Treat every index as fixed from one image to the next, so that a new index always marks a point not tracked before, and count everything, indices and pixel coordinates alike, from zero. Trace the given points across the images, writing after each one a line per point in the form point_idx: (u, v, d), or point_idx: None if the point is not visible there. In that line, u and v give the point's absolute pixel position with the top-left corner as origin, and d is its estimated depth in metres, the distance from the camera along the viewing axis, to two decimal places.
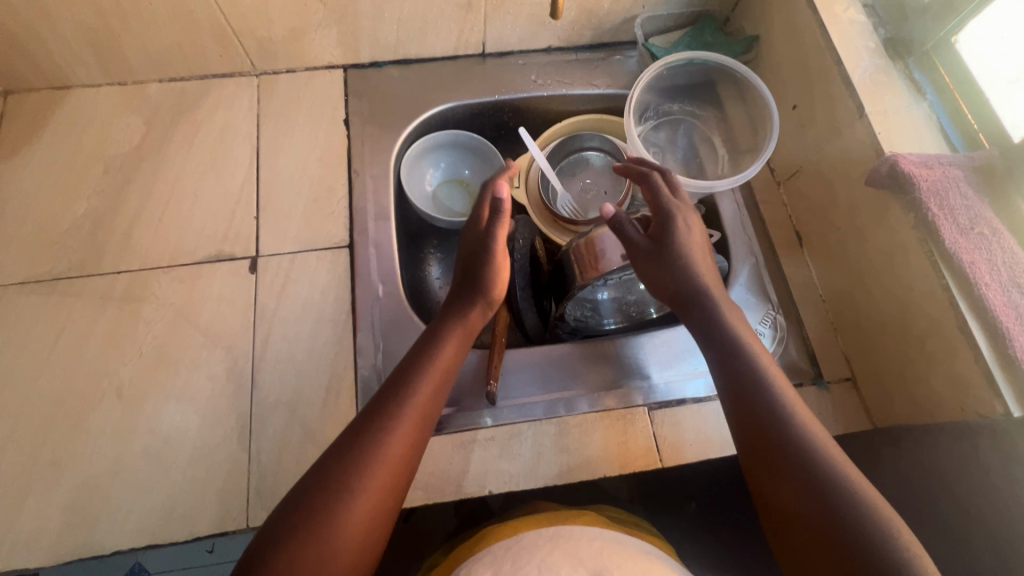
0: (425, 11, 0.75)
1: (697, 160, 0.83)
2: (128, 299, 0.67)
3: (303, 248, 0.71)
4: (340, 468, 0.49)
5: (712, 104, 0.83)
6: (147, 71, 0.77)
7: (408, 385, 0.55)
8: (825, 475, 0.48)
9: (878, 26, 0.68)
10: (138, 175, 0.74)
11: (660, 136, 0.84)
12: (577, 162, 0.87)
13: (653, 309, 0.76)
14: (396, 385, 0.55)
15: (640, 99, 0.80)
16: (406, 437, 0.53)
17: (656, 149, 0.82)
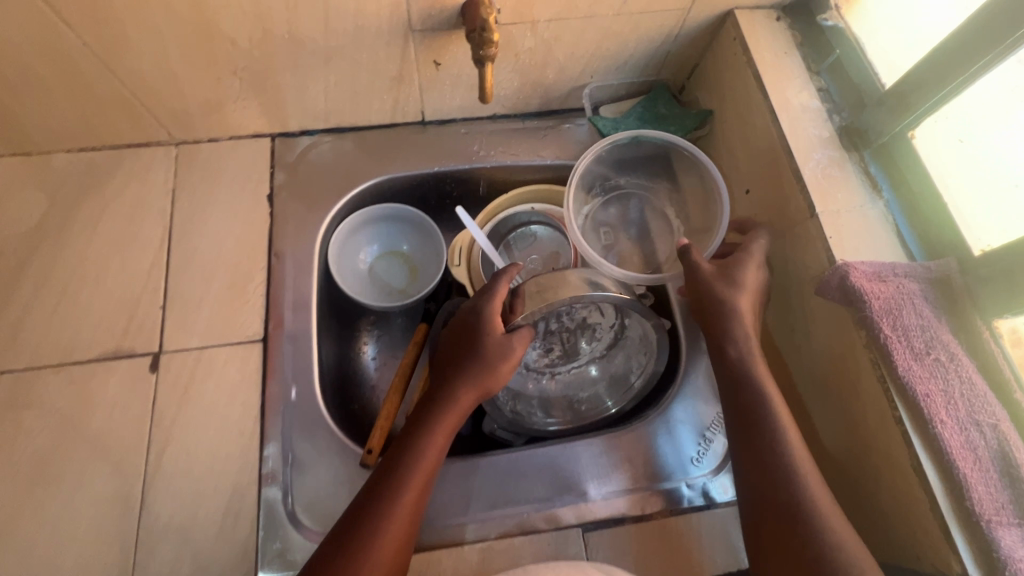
0: (354, 82, 0.69)
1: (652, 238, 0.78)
2: (9, 405, 0.60)
3: (211, 344, 0.65)
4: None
5: (666, 176, 0.78)
6: (53, 142, 0.71)
7: (396, 489, 0.51)
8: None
9: (833, 113, 0.63)
10: (36, 260, 0.67)
11: (611, 213, 0.79)
12: (524, 235, 0.81)
13: (610, 404, 0.70)
14: (387, 489, 0.51)
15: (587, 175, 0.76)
16: (394, 549, 0.50)
17: (607, 229, 0.78)
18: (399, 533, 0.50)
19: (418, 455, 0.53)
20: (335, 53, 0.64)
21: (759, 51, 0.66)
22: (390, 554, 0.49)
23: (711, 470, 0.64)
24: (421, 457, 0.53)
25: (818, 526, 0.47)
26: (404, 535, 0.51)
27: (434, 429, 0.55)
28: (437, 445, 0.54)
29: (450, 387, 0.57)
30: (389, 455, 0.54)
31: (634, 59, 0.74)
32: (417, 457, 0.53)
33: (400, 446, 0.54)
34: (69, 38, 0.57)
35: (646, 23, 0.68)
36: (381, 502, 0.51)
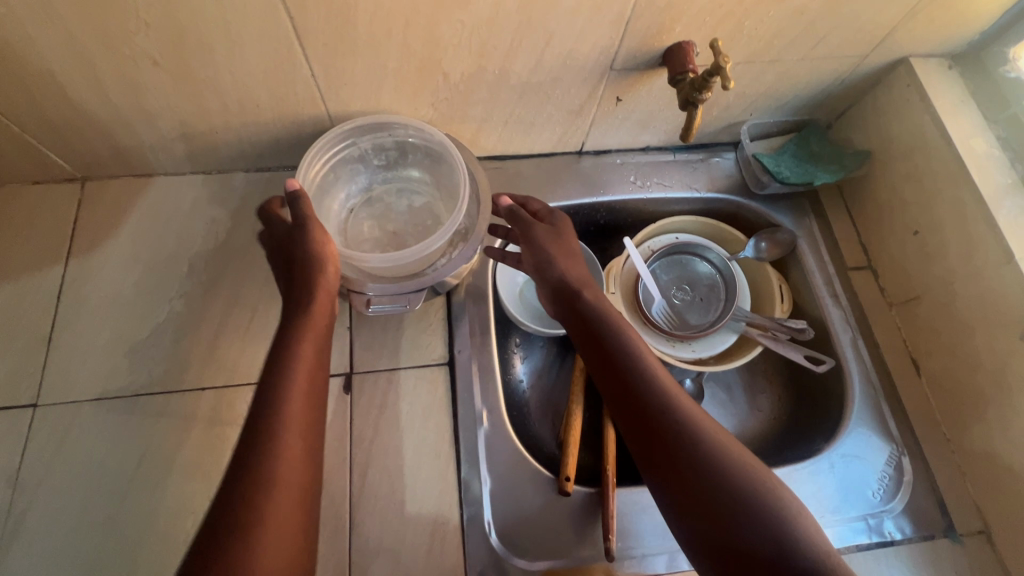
0: (535, 114, 0.72)
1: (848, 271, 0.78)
2: (215, 421, 0.61)
3: (400, 366, 0.66)
4: (229, 559, 0.39)
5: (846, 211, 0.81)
6: (235, 162, 0.73)
7: (278, 437, 0.45)
8: (753, 512, 0.45)
9: (1015, 161, 0.66)
10: (223, 276, 0.69)
11: (813, 243, 0.80)
12: (673, 265, 0.82)
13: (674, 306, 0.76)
14: (261, 438, 0.45)
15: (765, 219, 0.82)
16: (296, 491, 0.44)
17: (811, 255, 0.79)
18: (294, 484, 0.44)
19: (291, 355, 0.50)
20: (532, 88, 0.67)
21: (937, 98, 0.68)
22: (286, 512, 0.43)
23: (892, 506, 0.65)
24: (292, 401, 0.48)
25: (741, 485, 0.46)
26: (299, 487, 0.45)
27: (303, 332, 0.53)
28: (302, 391, 0.49)
29: (300, 287, 0.55)
30: (257, 401, 0.48)
31: (796, 99, 0.76)
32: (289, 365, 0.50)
33: (261, 392, 0.48)
34: (301, 69, 0.59)
35: (824, 67, 0.70)
36: (274, 440, 0.45)
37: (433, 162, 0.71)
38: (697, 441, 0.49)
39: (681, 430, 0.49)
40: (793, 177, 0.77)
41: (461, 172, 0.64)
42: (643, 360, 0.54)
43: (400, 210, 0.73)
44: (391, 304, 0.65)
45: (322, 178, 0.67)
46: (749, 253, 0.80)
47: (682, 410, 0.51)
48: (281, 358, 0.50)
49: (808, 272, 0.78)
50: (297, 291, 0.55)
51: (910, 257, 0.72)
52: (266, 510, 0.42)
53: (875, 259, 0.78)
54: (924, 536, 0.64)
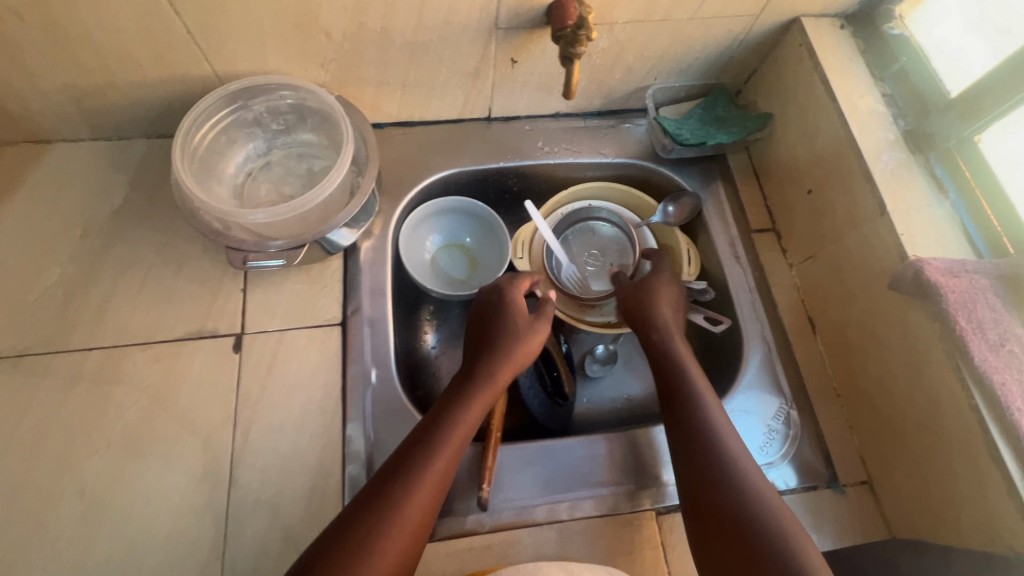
0: (431, 77, 0.72)
1: (752, 233, 0.78)
2: (100, 380, 0.62)
3: (291, 326, 0.67)
4: (360, 530, 0.46)
5: (754, 175, 0.82)
6: (133, 128, 0.73)
7: (435, 444, 0.53)
8: (782, 548, 0.48)
9: (898, 117, 0.66)
10: (118, 240, 0.69)
11: (720, 206, 0.80)
12: (584, 232, 0.84)
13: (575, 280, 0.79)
14: (420, 448, 0.53)
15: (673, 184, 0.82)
16: (435, 487, 0.51)
17: (716, 218, 0.79)
18: (432, 488, 0.51)
19: (471, 393, 0.59)
20: (421, 49, 0.67)
21: (826, 56, 0.69)
22: (416, 517, 0.49)
23: (778, 457, 0.66)
24: (465, 411, 0.57)
25: (754, 489, 0.52)
26: (436, 492, 0.51)
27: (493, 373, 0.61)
28: (472, 416, 0.57)
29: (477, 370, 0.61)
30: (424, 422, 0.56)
31: (698, 62, 0.77)
32: (462, 411, 0.57)
33: (439, 414, 0.57)
34: (174, 25, 0.58)
35: (717, 26, 0.70)
36: (433, 446, 0.53)
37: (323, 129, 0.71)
38: (736, 470, 0.54)
39: (719, 471, 0.54)
40: (692, 140, 0.77)
41: (349, 137, 0.65)
42: (705, 402, 0.59)
43: (296, 173, 0.73)
44: (269, 261, 0.67)
45: (213, 141, 0.68)
46: (657, 219, 0.80)
47: (731, 446, 0.56)
48: (480, 377, 0.61)
49: (712, 235, 0.79)
50: (495, 337, 0.64)
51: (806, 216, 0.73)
52: (399, 506, 0.48)
53: (778, 221, 0.78)
54: (808, 487, 0.65)
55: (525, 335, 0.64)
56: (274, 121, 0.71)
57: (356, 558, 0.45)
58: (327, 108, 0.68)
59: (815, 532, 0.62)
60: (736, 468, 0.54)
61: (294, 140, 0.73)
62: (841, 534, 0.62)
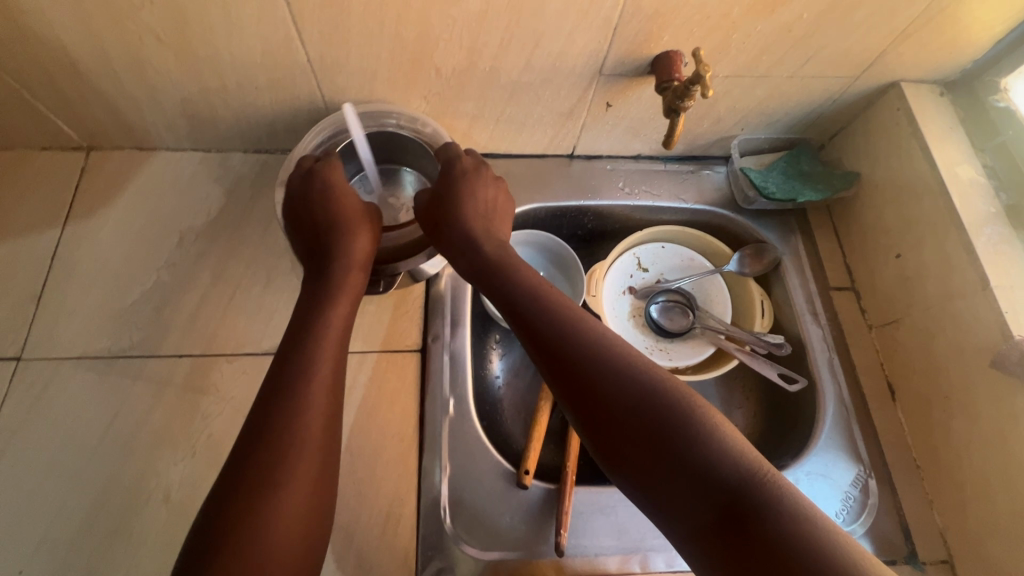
0: (526, 115, 0.73)
1: (830, 290, 0.78)
2: (189, 388, 0.63)
3: (373, 349, 0.68)
4: (247, 517, 0.42)
5: (832, 231, 0.81)
6: (234, 143, 0.75)
7: (314, 347, 0.53)
8: (721, 470, 0.40)
9: (999, 191, 0.65)
10: (212, 250, 0.71)
11: (797, 261, 0.79)
12: (628, 274, 0.84)
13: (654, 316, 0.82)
14: (297, 351, 0.52)
15: (747, 234, 0.83)
16: (329, 392, 0.51)
17: (795, 272, 0.79)
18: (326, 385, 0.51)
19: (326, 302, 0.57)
20: (522, 88, 0.68)
21: (926, 123, 0.68)
22: (320, 417, 0.49)
23: (856, 527, 0.64)
24: (334, 310, 0.57)
25: (687, 414, 0.43)
26: (332, 392, 0.51)
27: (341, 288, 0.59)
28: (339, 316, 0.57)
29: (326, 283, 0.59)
30: (296, 328, 0.55)
31: (787, 117, 0.77)
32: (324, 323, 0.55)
33: (307, 316, 0.56)
34: (299, 54, 0.61)
35: (814, 85, 0.71)
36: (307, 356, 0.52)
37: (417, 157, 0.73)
38: (654, 396, 0.44)
39: (640, 409, 0.44)
40: (778, 194, 0.77)
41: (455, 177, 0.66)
42: (592, 328, 0.50)
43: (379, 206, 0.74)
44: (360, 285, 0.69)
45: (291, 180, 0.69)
46: (731, 267, 0.81)
47: (636, 375, 0.46)
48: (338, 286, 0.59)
49: (791, 288, 0.78)
50: (331, 246, 0.62)
51: (891, 279, 0.72)
52: (298, 417, 0.48)
53: (858, 280, 0.77)
54: (885, 560, 0.63)
55: (363, 230, 0.64)
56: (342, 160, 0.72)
57: (270, 471, 0.45)
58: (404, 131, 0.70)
59: None
60: (661, 402, 0.44)
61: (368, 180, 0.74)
62: None
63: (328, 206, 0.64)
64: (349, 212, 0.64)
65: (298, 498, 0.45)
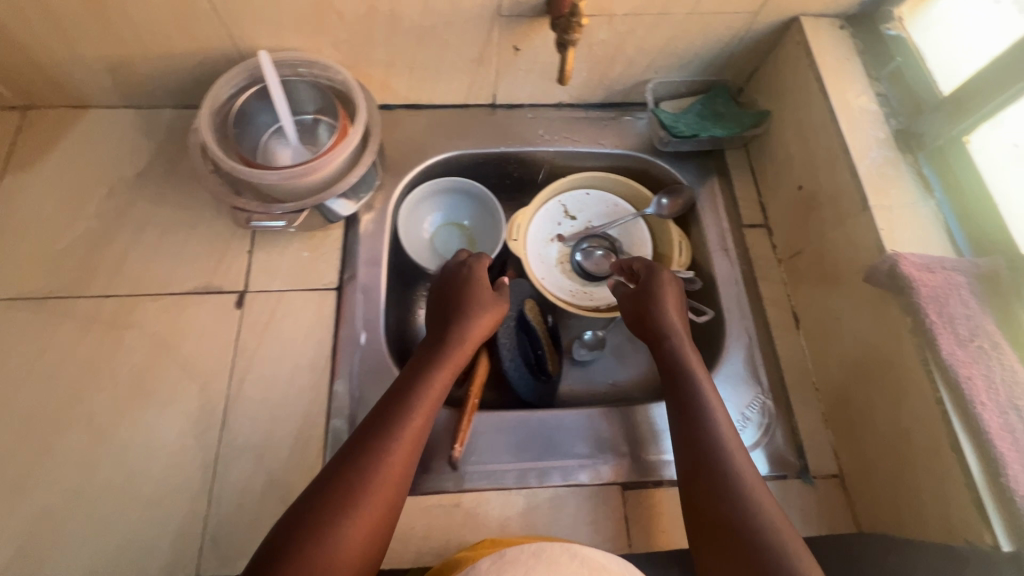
0: (438, 62, 0.76)
1: (744, 228, 0.80)
2: (114, 324, 0.67)
3: (291, 288, 0.71)
4: (322, 519, 0.46)
5: (749, 171, 0.83)
6: (162, 98, 0.78)
7: (415, 399, 0.56)
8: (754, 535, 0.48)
9: (891, 116, 0.66)
10: (140, 199, 0.74)
11: (712, 202, 0.81)
12: (553, 221, 0.87)
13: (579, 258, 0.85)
14: (406, 396, 0.56)
15: (665, 177, 0.85)
16: (409, 448, 0.53)
17: (710, 211, 0.81)
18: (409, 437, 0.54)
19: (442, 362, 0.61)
20: (426, 33, 0.70)
21: (822, 55, 0.70)
22: (400, 465, 0.52)
23: (750, 444, 0.67)
24: (435, 377, 0.60)
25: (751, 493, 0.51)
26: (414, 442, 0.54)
27: (445, 360, 0.61)
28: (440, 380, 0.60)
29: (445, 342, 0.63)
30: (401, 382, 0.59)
31: (698, 58, 0.78)
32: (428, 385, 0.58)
33: (414, 374, 0.60)
34: (201, 2, 0.64)
35: (716, 22, 0.72)
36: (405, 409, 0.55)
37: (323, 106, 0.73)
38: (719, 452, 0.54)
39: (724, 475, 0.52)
40: (690, 133, 0.79)
41: (362, 118, 0.69)
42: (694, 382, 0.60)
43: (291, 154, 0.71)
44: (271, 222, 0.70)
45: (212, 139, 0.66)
46: (651, 211, 0.81)
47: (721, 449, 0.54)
48: (450, 346, 0.63)
49: (705, 227, 0.80)
50: (461, 312, 0.66)
51: (797, 212, 0.74)
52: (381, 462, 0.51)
53: (771, 217, 0.79)
54: (777, 475, 0.65)
55: (479, 294, 0.68)
56: (246, 116, 0.70)
57: (353, 493, 0.49)
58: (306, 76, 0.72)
59: None
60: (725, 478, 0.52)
61: (274, 128, 0.72)
62: (807, 522, 0.63)
63: (467, 276, 0.69)
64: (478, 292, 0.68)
65: (367, 531, 0.48)
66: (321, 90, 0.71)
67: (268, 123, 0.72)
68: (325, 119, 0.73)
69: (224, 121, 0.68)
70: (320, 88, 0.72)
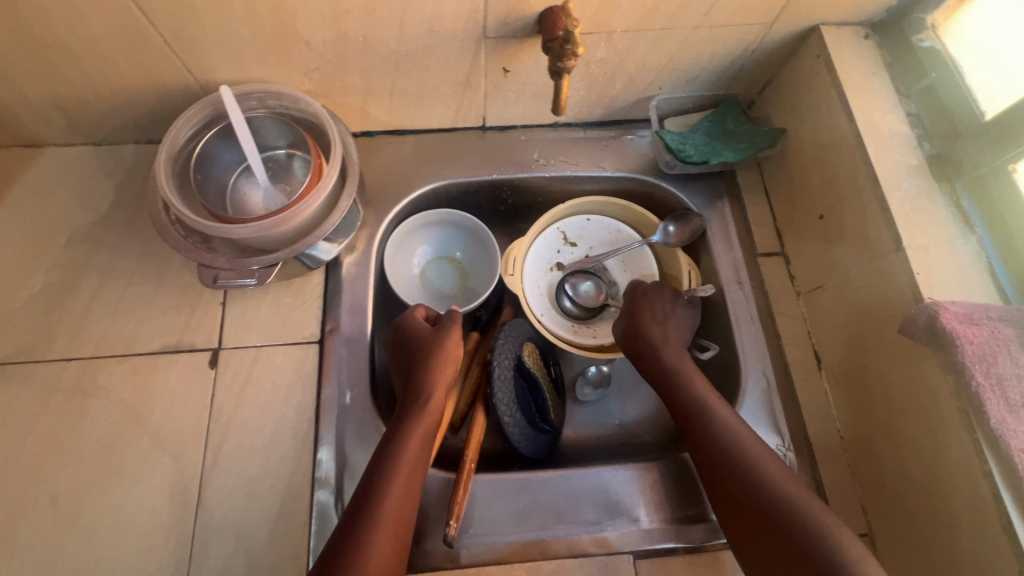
0: (420, 87, 0.69)
1: (759, 255, 0.73)
2: (78, 391, 0.62)
3: (268, 343, 0.65)
4: None
5: (762, 192, 0.77)
6: (122, 134, 0.72)
7: (393, 462, 0.54)
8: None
9: (923, 139, 0.60)
10: (102, 248, 0.68)
11: (723, 227, 0.75)
12: (552, 248, 0.80)
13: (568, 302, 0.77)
14: (377, 473, 0.53)
15: (672, 200, 0.78)
16: (394, 515, 0.51)
17: (722, 238, 0.74)
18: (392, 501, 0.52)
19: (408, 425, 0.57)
20: (405, 58, 0.64)
21: (846, 70, 0.63)
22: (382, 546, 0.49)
23: None
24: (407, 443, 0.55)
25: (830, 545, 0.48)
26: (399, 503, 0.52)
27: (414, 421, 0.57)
28: (413, 444, 0.55)
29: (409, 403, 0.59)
30: (379, 444, 0.56)
31: (706, 72, 0.71)
32: (398, 454, 0.54)
33: (391, 431, 0.57)
34: (150, 35, 0.57)
35: (726, 35, 0.65)
36: (382, 476, 0.53)
37: (294, 141, 0.66)
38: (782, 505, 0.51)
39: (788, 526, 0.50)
40: (699, 155, 0.72)
41: (336, 153, 0.62)
42: (732, 434, 0.56)
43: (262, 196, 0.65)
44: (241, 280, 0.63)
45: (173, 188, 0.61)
46: (657, 238, 0.75)
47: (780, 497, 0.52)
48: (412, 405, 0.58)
49: (718, 256, 0.73)
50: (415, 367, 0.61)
51: (818, 240, 0.67)
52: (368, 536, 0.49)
53: (788, 244, 0.73)
54: None
55: (427, 343, 0.62)
56: (210, 157, 0.64)
57: None
58: (275, 109, 0.65)
59: None
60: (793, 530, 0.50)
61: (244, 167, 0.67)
62: None
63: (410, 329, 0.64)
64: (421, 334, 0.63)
65: None
66: (289, 124, 0.64)
67: (234, 163, 0.66)
68: (298, 154, 0.67)
69: (185, 167, 0.63)
70: (289, 121, 0.65)
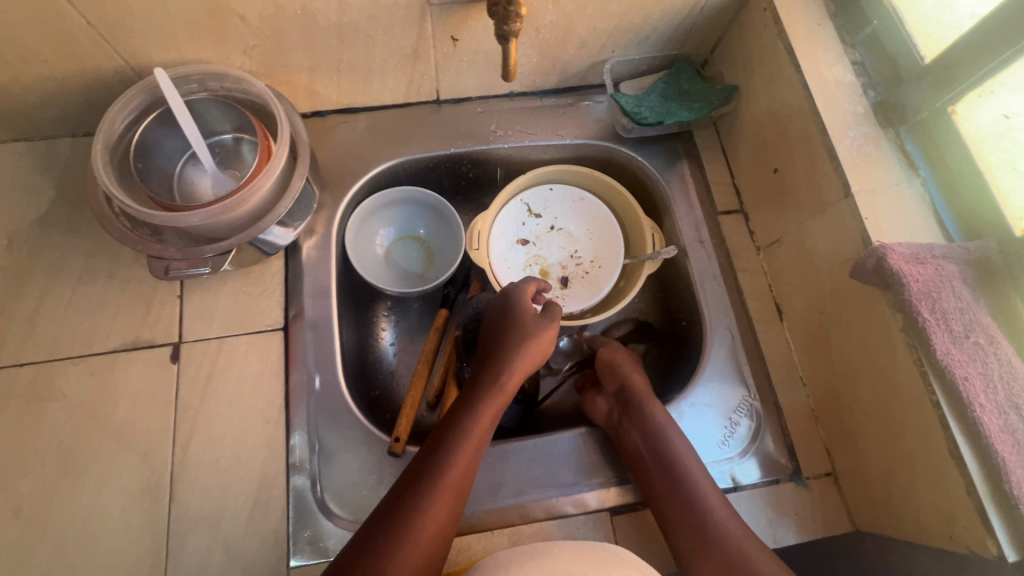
0: (368, 61, 0.67)
1: (718, 213, 0.74)
2: (32, 397, 0.60)
3: (232, 333, 0.64)
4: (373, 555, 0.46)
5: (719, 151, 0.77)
6: (57, 128, 0.68)
7: (461, 433, 0.55)
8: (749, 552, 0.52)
9: (868, 87, 0.61)
10: (46, 248, 0.66)
11: (681, 188, 0.75)
12: (516, 221, 0.79)
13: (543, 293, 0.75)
14: (450, 436, 0.55)
15: (631, 164, 0.78)
16: (455, 489, 0.52)
17: (681, 199, 0.75)
18: (452, 495, 0.51)
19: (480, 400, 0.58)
20: (349, 31, 0.62)
21: (792, 23, 0.63)
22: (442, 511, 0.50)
23: (738, 453, 0.63)
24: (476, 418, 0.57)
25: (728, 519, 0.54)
26: (455, 499, 0.52)
27: (485, 400, 0.58)
28: (482, 425, 0.56)
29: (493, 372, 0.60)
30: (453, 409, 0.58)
31: (658, 32, 0.71)
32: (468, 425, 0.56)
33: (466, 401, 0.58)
34: (71, 16, 0.53)
35: None
36: (450, 447, 0.54)
37: (241, 124, 0.64)
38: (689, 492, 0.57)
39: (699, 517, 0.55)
40: (654, 117, 0.72)
41: (285, 134, 0.60)
42: None
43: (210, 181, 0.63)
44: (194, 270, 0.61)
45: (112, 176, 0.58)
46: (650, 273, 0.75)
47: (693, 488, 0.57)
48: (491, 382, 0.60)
49: (679, 218, 0.74)
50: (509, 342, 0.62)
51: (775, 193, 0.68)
52: (425, 502, 0.50)
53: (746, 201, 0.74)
54: (770, 480, 0.62)
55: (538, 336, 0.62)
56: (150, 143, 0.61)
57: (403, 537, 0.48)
58: (216, 89, 0.63)
59: (777, 523, 0.60)
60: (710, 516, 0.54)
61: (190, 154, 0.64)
62: (803, 527, 0.61)
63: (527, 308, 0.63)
64: (539, 324, 0.62)
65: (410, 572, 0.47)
66: (234, 106, 0.62)
67: (178, 148, 0.64)
68: (245, 137, 0.64)
69: (125, 156, 0.60)
70: (233, 103, 0.63)
